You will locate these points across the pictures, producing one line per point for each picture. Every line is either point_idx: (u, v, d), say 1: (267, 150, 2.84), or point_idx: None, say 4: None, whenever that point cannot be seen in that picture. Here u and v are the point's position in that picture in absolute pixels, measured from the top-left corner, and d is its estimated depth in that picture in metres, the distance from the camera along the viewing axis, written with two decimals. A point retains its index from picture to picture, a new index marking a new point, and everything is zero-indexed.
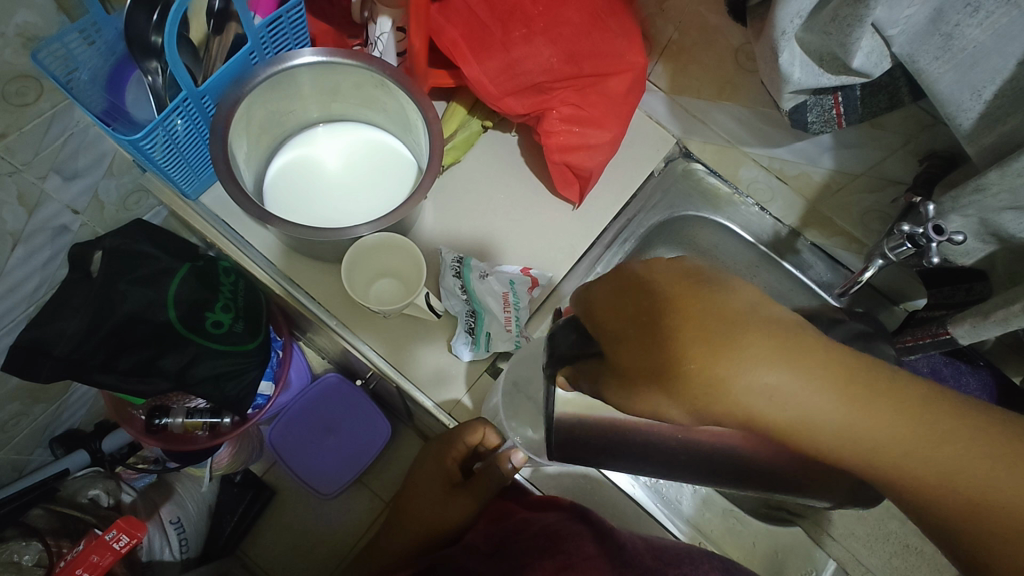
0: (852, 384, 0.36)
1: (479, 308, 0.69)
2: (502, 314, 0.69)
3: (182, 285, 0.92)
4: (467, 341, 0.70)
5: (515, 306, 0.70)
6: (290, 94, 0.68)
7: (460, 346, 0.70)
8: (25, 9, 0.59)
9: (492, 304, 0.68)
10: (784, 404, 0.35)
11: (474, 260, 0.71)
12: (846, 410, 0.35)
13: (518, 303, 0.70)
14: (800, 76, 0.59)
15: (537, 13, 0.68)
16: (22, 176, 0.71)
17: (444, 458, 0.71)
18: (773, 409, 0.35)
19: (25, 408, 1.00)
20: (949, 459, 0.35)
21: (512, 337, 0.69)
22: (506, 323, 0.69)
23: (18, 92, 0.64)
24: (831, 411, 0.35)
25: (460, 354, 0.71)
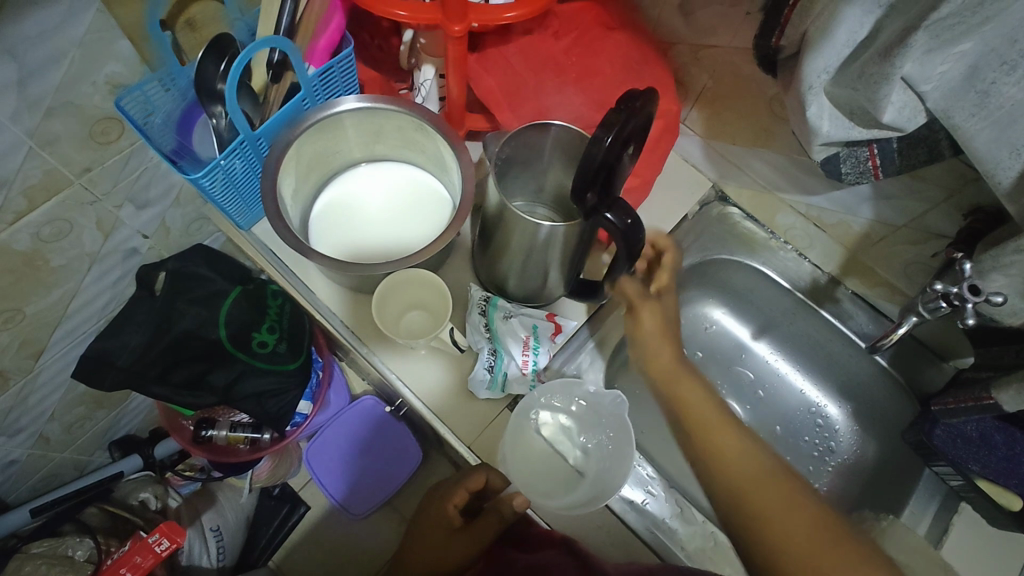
0: (778, 476, 0.58)
1: (500, 347, 0.70)
2: (521, 357, 0.70)
3: (233, 307, 0.98)
4: (484, 376, 0.70)
5: (535, 349, 0.71)
6: (337, 137, 0.74)
7: (477, 383, 0.71)
8: (114, 61, 0.67)
9: (511, 344, 0.70)
10: (744, 461, 0.59)
11: (501, 300, 0.73)
12: (763, 471, 0.58)
13: (537, 347, 0.71)
14: (829, 128, 0.58)
15: (570, 63, 0.71)
16: (101, 204, 0.80)
17: (446, 503, 0.69)
18: (744, 461, 0.59)
19: (89, 413, 1.09)
20: (789, 519, 0.55)
21: (526, 380, 0.70)
22: (523, 366, 0.70)
23: (103, 132, 0.73)
24: (748, 469, 0.59)
25: (476, 391, 0.72)
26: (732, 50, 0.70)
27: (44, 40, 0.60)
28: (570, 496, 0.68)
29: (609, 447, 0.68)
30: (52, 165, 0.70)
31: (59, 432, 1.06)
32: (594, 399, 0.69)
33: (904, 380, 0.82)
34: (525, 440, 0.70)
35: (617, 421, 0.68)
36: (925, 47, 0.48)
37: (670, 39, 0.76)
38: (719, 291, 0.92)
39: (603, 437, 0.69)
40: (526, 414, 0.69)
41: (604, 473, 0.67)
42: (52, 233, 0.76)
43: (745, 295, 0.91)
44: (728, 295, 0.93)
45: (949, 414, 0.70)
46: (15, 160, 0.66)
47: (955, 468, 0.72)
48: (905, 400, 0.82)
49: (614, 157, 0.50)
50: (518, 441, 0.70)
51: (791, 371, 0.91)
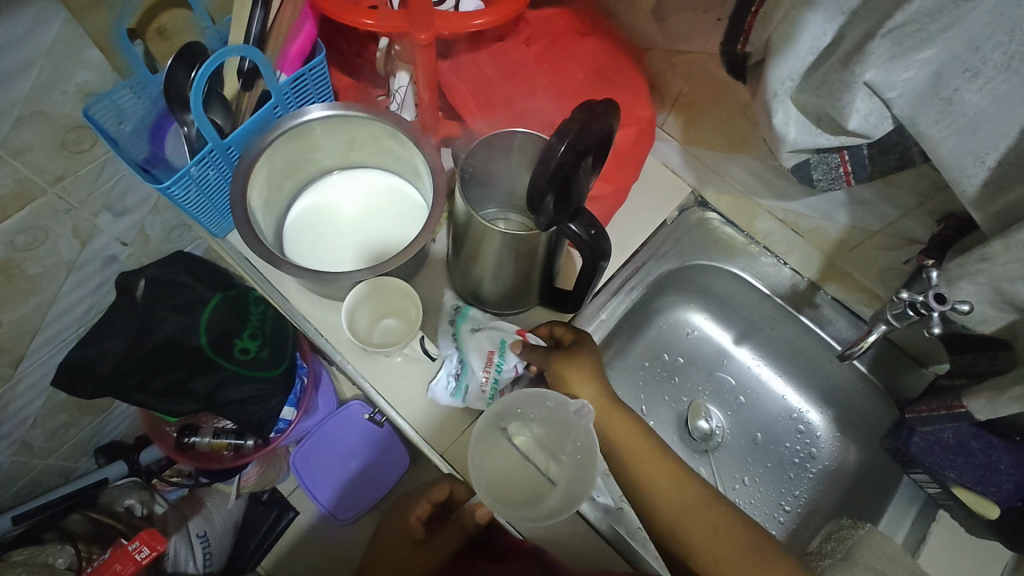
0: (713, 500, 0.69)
1: (464, 359, 0.71)
2: (481, 372, 0.70)
3: (213, 314, 0.98)
4: (447, 384, 0.71)
5: (498, 367, 0.70)
6: (311, 145, 0.73)
7: (440, 389, 0.72)
8: (84, 69, 0.68)
9: (474, 358, 0.70)
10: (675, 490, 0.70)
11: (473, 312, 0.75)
12: (694, 495, 0.70)
13: (501, 364, 0.70)
14: (796, 135, 0.58)
15: (542, 70, 0.71)
16: (76, 213, 0.80)
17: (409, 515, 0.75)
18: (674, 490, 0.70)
19: (72, 419, 1.09)
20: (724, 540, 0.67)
21: (486, 397, 0.70)
22: (483, 382, 0.70)
23: (76, 141, 0.73)
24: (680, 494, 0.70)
25: (438, 397, 0.72)
26: (704, 56, 0.70)
27: (10, 49, 0.60)
28: (542, 504, 0.67)
29: (575, 453, 0.68)
30: (24, 174, 0.70)
31: (42, 438, 1.06)
32: (555, 406, 0.69)
33: (883, 386, 0.81)
34: (492, 451, 0.69)
35: (580, 426, 0.68)
36: (886, 54, 0.47)
37: (644, 44, 0.76)
38: (700, 297, 0.92)
39: (573, 444, 0.69)
40: (496, 420, 0.69)
41: (575, 478, 0.67)
42: (27, 242, 0.76)
43: (726, 301, 0.91)
44: (709, 300, 0.92)
45: (924, 422, 0.70)
46: None
47: (931, 476, 0.71)
48: (886, 407, 0.82)
49: (573, 165, 0.50)
50: (485, 451, 0.69)
51: (772, 377, 0.91)
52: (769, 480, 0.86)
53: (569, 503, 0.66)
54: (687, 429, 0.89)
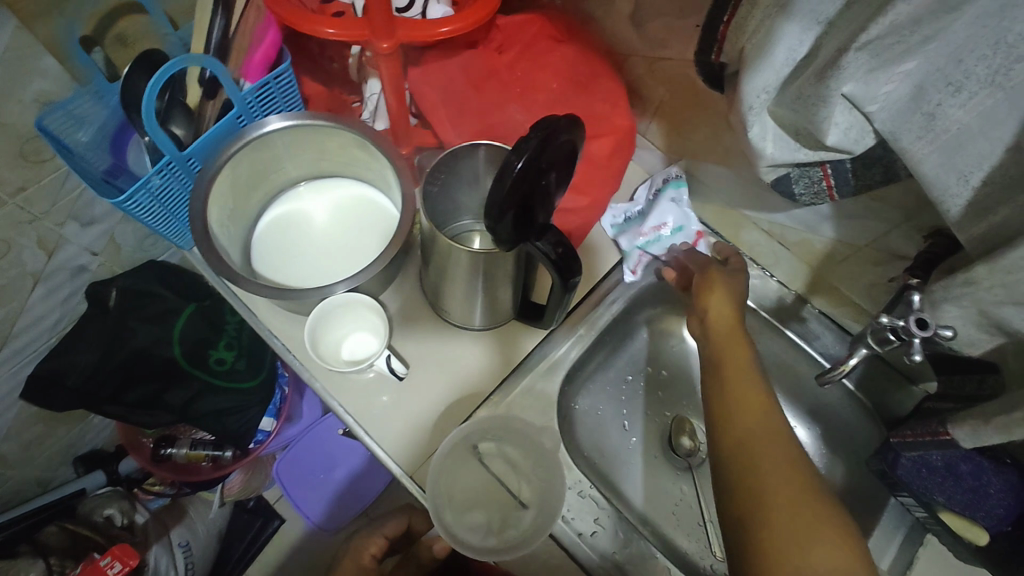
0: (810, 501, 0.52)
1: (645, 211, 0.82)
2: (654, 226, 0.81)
3: (187, 324, 0.96)
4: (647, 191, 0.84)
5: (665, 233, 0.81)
6: (277, 156, 0.71)
7: (642, 185, 0.84)
8: (40, 78, 0.65)
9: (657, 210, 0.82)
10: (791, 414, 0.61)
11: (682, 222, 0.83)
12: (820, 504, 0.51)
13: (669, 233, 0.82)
14: (774, 150, 0.55)
15: (515, 79, 0.69)
16: (41, 223, 0.78)
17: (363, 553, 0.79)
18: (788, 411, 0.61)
19: (48, 430, 1.07)
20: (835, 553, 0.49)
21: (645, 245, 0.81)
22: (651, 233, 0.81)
23: (36, 150, 0.71)
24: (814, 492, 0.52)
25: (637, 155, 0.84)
26: (683, 63, 0.67)
27: None
28: (509, 531, 0.64)
29: (543, 474, 0.67)
30: None
31: (16, 449, 1.04)
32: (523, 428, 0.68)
33: (871, 404, 0.80)
34: (460, 474, 0.67)
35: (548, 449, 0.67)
36: (864, 67, 0.45)
37: (623, 51, 0.73)
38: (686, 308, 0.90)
39: (545, 474, 0.67)
40: (467, 443, 0.67)
41: (544, 500, 0.65)
42: None
43: None
44: None
45: (909, 447, 0.68)
46: None
47: (918, 499, 0.69)
48: (872, 424, 0.80)
49: (532, 181, 0.47)
50: (453, 473, 0.66)
51: None
52: None
53: (542, 528, 0.64)
54: (671, 445, 0.86)
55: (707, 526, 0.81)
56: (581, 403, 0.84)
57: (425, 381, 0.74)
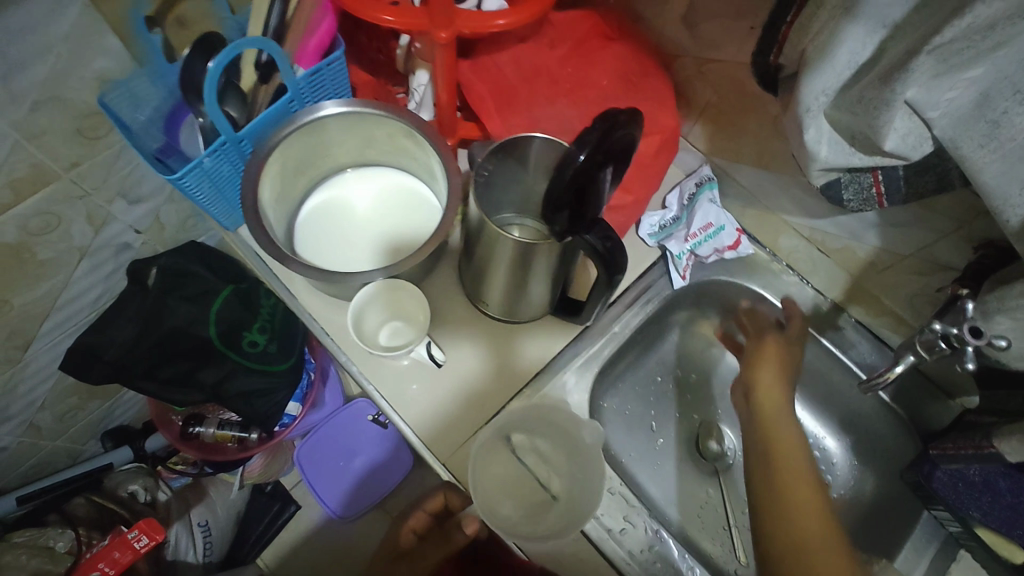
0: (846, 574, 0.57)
1: (683, 215, 0.81)
2: (693, 228, 0.80)
3: (224, 305, 0.97)
4: (690, 188, 0.82)
5: (705, 236, 0.80)
6: (325, 141, 0.72)
7: (689, 181, 0.83)
8: (101, 57, 0.67)
9: (697, 214, 0.80)
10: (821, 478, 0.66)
11: (726, 225, 0.81)
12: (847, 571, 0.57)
13: (709, 236, 0.80)
14: (827, 154, 0.55)
15: (564, 75, 0.69)
16: (91, 199, 0.80)
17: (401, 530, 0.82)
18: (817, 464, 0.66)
19: (81, 403, 1.09)
20: None
21: (683, 247, 0.80)
22: (689, 236, 0.80)
23: (92, 128, 0.72)
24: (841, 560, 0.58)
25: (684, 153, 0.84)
26: (734, 65, 0.67)
27: (27, 34, 0.60)
28: (541, 521, 0.65)
29: (576, 467, 0.67)
30: (38, 160, 0.70)
31: (49, 421, 1.06)
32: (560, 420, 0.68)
33: (909, 417, 0.78)
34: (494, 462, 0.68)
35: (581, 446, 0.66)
36: (932, 71, 0.44)
37: (673, 51, 0.73)
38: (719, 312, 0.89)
39: (580, 464, 0.67)
40: (502, 431, 0.68)
41: (576, 493, 0.66)
42: (40, 226, 0.77)
43: None
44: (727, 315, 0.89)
45: (949, 459, 0.67)
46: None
47: (953, 514, 0.68)
48: (908, 439, 0.78)
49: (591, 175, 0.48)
50: (488, 460, 0.67)
51: None
52: None
53: (573, 521, 0.64)
54: (698, 448, 0.86)
55: (732, 533, 0.81)
56: (610, 402, 0.85)
57: (460, 370, 0.74)
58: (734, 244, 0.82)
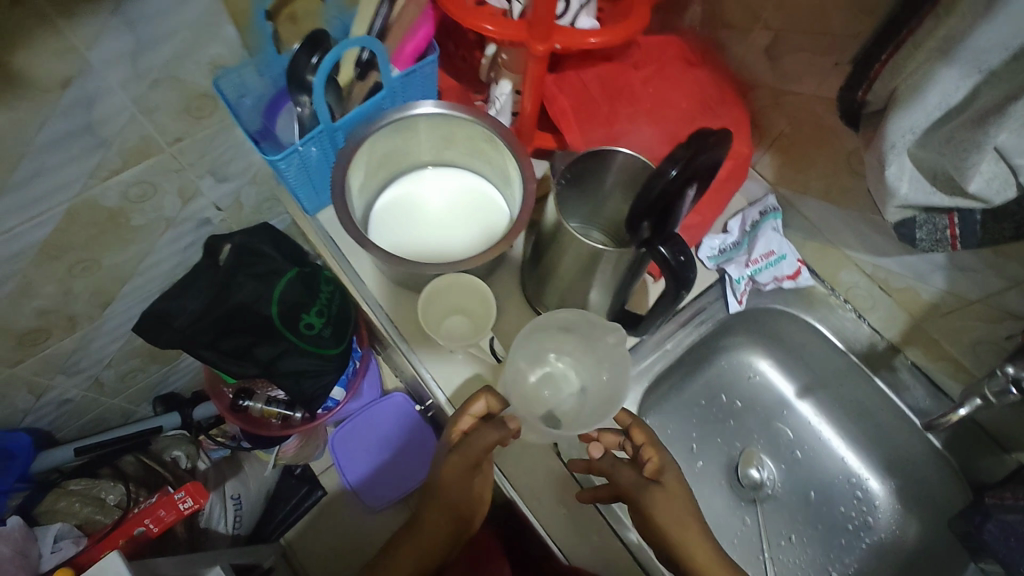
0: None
1: (747, 241, 0.82)
2: (756, 255, 0.81)
3: (287, 286, 1.01)
4: (754, 215, 0.83)
5: (767, 264, 0.81)
6: (411, 138, 0.76)
7: (752, 208, 0.83)
8: (217, 44, 0.72)
9: (760, 242, 0.81)
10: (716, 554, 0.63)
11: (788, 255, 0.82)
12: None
13: (771, 264, 0.81)
14: (907, 191, 0.55)
15: (645, 95, 0.72)
16: (185, 173, 0.85)
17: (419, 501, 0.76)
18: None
19: (142, 366, 1.15)
20: None
21: (743, 273, 0.81)
22: (750, 262, 0.81)
23: (198, 108, 0.78)
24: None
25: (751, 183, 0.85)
26: (814, 99, 0.69)
27: (159, 19, 0.65)
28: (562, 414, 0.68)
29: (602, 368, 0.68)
30: (147, 133, 0.76)
31: (111, 380, 1.12)
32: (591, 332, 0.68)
33: (959, 466, 0.77)
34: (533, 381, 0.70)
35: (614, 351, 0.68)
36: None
37: (753, 80, 0.75)
38: (769, 341, 0.90)
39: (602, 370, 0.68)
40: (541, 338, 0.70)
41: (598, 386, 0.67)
42: (138, 194, 0.82)
43: (795, 349, 0.88)
44: (777, 345, 0.90)
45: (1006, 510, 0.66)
46: (117, 123, 0.72)
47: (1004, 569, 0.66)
48: (958, 488, 0.77)
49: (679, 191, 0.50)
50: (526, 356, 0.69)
51: (834, 436, 0.87)
52: (817, 542, 0.82)
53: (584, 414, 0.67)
54: (736, 475, 0.85)
55: (765, 564, 0.81)
56: (652, 418, 0.85)
57: None
58: (793, 274, 0.83)
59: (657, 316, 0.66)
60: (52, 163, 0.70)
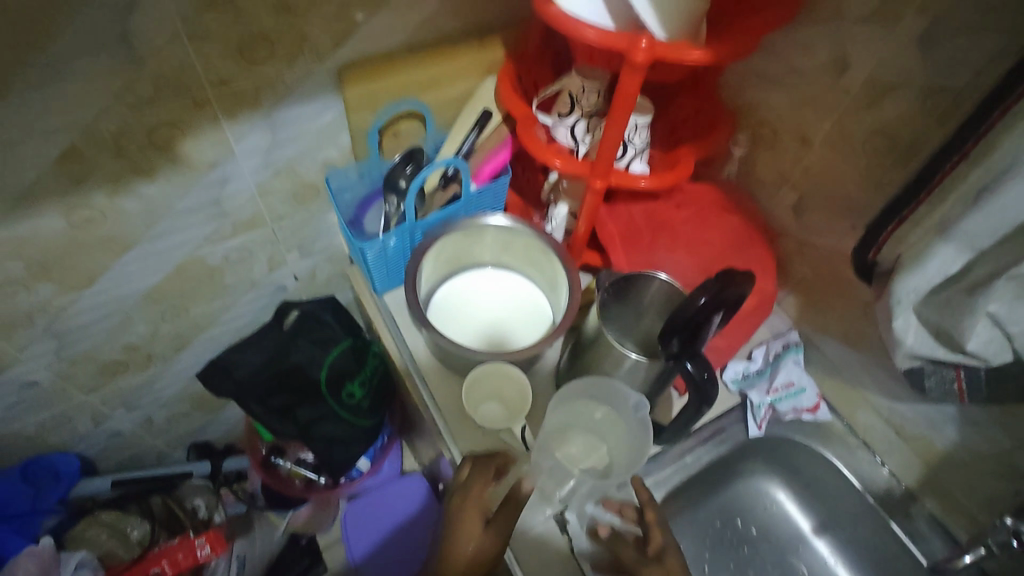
0: None
1: (769, 370, 0.87)
2: (775, 385, 0.86)
3: (339, 355, 1.10)
4: (776, 347, 0.89)
5: (784, 394, 0.86)
6: (477, 240, 0.88)
7: (779, 337, 0.90)
8: (332, 147, 0.88)
9: (781, 372, 0.86)
10: None
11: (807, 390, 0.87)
12: None
13: (790, 394, 0.86)
14: (914, 342, 0.62)
15: (684, 232, 0.82)
16: (278, 246, 0.99)
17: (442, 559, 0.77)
18: None
19: (190, 411, 1.23)
20: None
21: (763, 400, 0.86)
22: (770, 390, 0.86)
23: (304, 195, 0.93)
24: None
25: (774, 316, 0.93)
26: (835, 252, 0.78)
27: (294, 125, 0.81)
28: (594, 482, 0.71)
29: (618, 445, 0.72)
30: (258, 210, 0.90)
31: (160, 420, 1.20)
32: (614, 400, 0.71)
33: None
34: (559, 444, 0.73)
35: (637, 423, 0.70)
36: (1012, 293, 0.54)
37: (782, 229, 0.85)
38: (786, 472, 0.92)
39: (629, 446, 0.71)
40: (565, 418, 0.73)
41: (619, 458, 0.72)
42: (236, 258, 0.96)
43: (812, 482, 0.90)
44: (794, 477, 0.92)
45: None
46: (238, 200, 0.86)
47: None
48: None
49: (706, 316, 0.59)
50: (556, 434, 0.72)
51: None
52: None
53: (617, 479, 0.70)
54: None
55: None
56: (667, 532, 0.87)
57: None
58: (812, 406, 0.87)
59: (680, 427, 0.72)
60: (181, 225, 0.84)
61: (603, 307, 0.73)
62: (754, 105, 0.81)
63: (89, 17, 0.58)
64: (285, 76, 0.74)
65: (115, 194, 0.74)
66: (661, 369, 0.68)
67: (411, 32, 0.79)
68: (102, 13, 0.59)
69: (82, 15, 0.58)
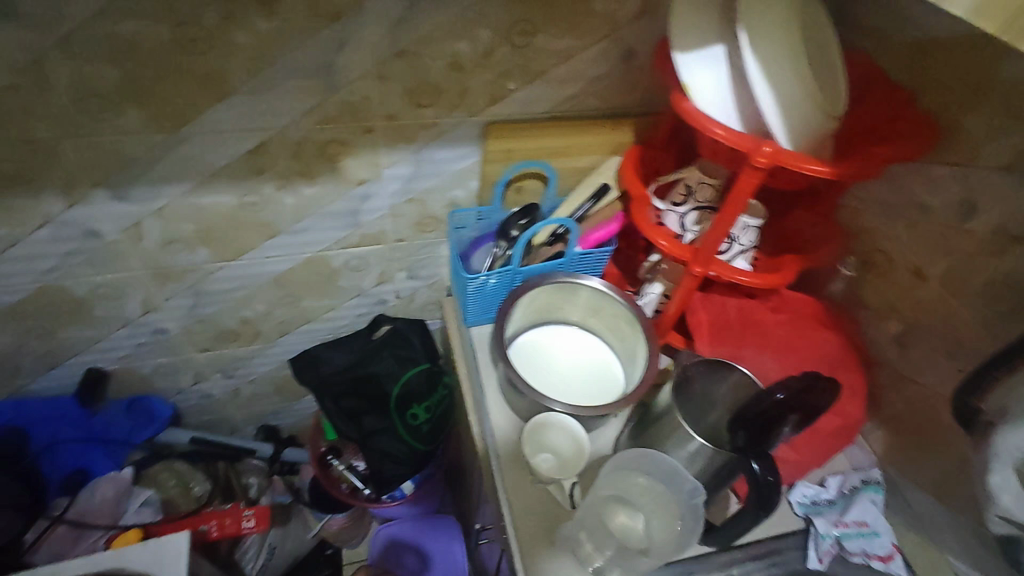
0: None
1: (841, 502, 0.82)
2: (845, 518, 0.79)
3: (414, 376, 1.16)
4: (854, 480, 0.83)
5: (856, 530, 0.78)
6: (569, 298, 0.93)
7: (859, 471, 0.84)
8: (461, 188, 0.98)
9: (853, 507, 0.80)
10: None
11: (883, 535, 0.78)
12: None
13: (861, 532, 0.78)
14: (1013, 505, 0.58)
15: (775, 335, 0.82)
16: (391, 264, 1.09)
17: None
18: None
19: (271, 394, 1.34)
20: None
21: (829, 528, 0.79)
22: (838, 522, 0.79)
23: (426, 225, 1.03)
24: None
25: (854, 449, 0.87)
26: (937, 395, 0.74)
27: (436, 162, 0.92)
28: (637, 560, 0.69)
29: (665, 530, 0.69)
30: (385, 228, 1.01)
31: (245, 395, 1.31)
32: (669, 483, 0.69)
33: None
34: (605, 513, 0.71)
35: (689, 511, 0.67)
36: None
37: (881, 358, 0.83)
38: None
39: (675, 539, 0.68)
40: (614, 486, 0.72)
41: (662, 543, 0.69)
42: (355, 265, 1.07)
43: None
44: None
45: None
46: (372, 215, 0.98)
47: None
48: None
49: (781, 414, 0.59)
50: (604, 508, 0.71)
51: None
52: None
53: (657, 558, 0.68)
54: None
55: None
56: None
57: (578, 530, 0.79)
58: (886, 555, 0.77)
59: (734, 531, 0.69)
60: (321, 225, 0.96)
61: (678, 386, 0.73)
62: (871, 229, 0.82)
63: (310, 48, 0.72)
64: (441, 120, 0.86)
65: (280, 188, 0.88)
66: (724, 462, 0.67)
67: (555, 103, 0.89)
68: (319, 47, 0.73)
69: (305, 46, 0.72)
